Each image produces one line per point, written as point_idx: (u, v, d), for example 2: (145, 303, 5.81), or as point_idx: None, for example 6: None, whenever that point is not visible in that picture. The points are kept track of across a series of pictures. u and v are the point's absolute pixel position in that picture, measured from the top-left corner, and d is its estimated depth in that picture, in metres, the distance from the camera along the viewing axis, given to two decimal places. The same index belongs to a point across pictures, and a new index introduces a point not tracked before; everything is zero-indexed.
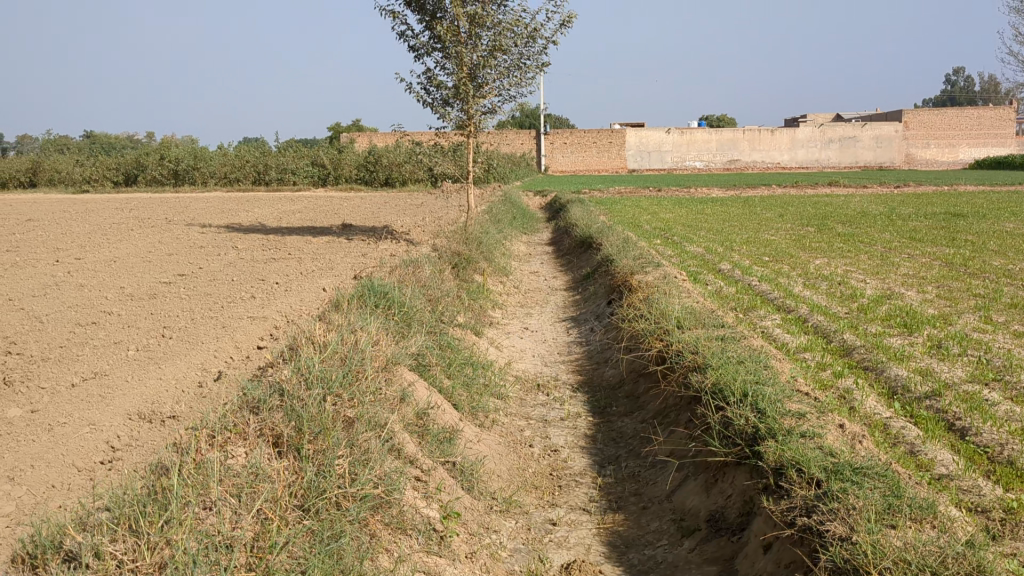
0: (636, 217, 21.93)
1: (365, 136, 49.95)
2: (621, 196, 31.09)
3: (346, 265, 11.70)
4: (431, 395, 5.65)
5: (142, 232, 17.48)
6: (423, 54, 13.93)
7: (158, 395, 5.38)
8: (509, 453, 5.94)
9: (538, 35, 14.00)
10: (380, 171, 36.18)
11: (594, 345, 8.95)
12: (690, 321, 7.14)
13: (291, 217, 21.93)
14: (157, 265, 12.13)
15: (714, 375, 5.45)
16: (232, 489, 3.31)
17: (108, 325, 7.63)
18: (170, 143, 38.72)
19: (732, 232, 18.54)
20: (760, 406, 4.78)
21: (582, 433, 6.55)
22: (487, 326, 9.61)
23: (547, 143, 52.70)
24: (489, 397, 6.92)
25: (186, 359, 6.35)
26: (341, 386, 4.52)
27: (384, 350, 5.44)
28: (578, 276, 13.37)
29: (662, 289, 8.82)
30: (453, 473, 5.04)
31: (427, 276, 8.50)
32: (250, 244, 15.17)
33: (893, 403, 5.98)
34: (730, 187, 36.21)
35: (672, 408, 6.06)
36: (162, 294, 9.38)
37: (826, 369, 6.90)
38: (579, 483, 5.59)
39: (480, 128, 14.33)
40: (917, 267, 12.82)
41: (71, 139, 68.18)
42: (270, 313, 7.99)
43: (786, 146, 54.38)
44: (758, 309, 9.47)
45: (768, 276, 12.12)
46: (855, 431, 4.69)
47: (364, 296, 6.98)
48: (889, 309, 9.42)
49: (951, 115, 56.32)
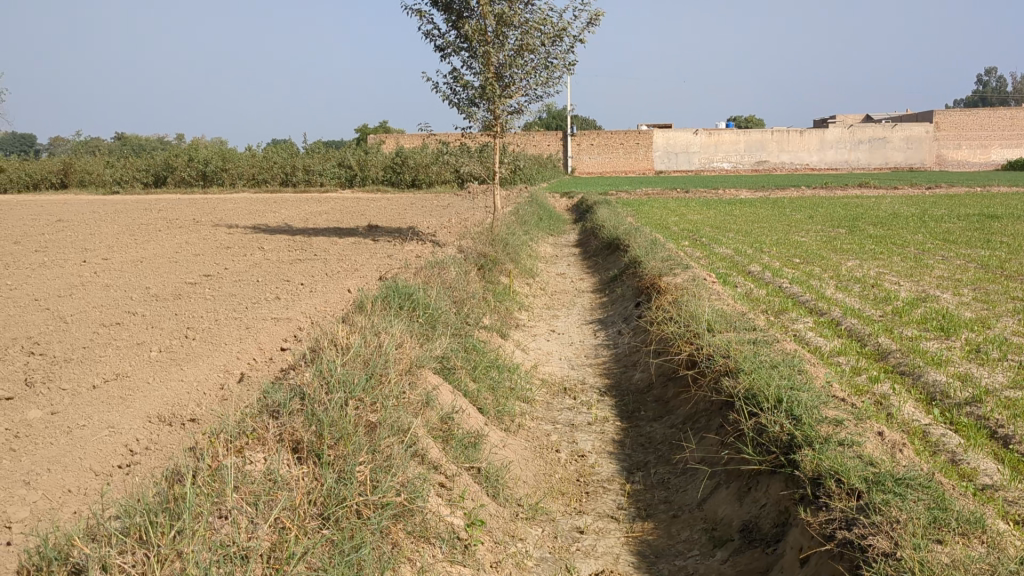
0: (664, 219, 21.73)
1: (392, 137, 50.03)
2: (649, 198, 30.91)
3: (372, 266, 11.63)
4: (456, 399, 5.52)
5: (169, 232, 17.51)
6: (449, 54, 13.83)
7: (179, 398, 5.30)
8: (535, 458, 5.81)
9: (565, 34, 13.86)
10: (407, 172, 36.21)
11: (622, 347, 8.80)
12: (721, 324, 6.98)
13: (317, 218, 21.90)
14: (182, 266, 12.11)
15: (747, 380, 5.28)
16: (248, 497, 3.21)
17: (132, 326, 7.57)
18: (199, 145, 38.87)
19: (762, 234, 18.31)
20: (795, 412, 4.62)
21: (611, 438, 6.40)
22: (513, 328, 9.49)
23: (574, 145, 52.43)
24: (515, 400, 6.79)
25: (208, 360, 6.27)
26: (364, 390, 4.41)
27: (408, 353, 5.32)
28: (605, 277, 13.22)
29: (691, 291, 8.66)
30: (478, 479, 4.91)
31: (452, 277, 8.39)
32: (276, 245, 15.13)
33: (932, 410, 5.79)
34: (758, 189, 35.87)
35: (703, 413, 5.90)
36: (187, 295, 9.33)
37: (862, 374, 6.71)
38: (607, 489, 5.45)
39: (507, 128, 14.22)
40: (952, 270, 12.56)
41: (102, 141, 68.83)
42: (294, 315, 7.91)
43: (815, 147, 53.91)
44: (789, 312, 9.29)
45: (799, 278, 11.92)
46: (895, 439, 4.51)
47: (389, 297, 6.87)
48: (924, 312, 9.21)
49: (983, 116, 55.60)
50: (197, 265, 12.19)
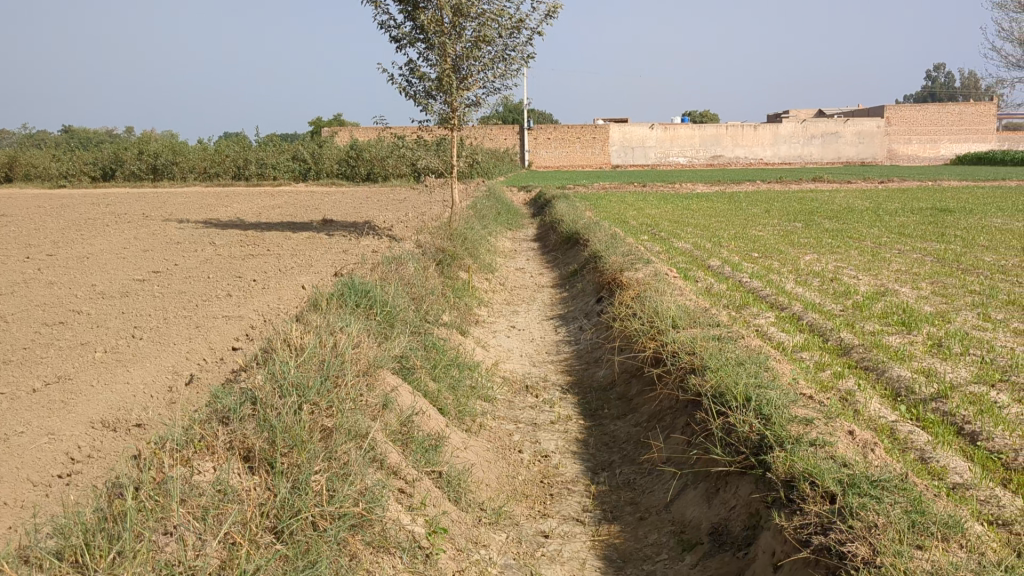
0: (621, 213, 21.69)
1: (347, 130, 49.44)
2: (605, 192, 30.88)
3: (327, 262, 11.37)
4: (415, 400, 5.33)
5: (117, 228, 17.04)
6: (405, 45, 13.60)
7: (124, 401, 5.05)
8: (497, 459, 5.65)
9: (523, 26, 13.69)
10: (362, 166, 36.00)
11: (584, 344, 8.66)
12: (685, 320, 6.86)
13: (271, 212, 21.53)
14: (130, 262, 11.76)
15: (714, 379, 5.15)
16: (196, 511, 3.01)
17: (76, 326, 7.27)
18: (149, 138, 38.07)
19: (719, 228, 18.32)
20: (764, 411, 4.49)
21: (574, 437, 6.26)
22: (473, 325, 9.33)
23: (530, 139, 52.09)
24: (476, 400, 6.63)
25: (156, 361, 6.02)
26: (319, 393, 4.21)
27: (365, 353, 5.12)
28: (564, 272, 13.09)
29: (653, 286, 8.54)
30: (439, 483, 4.74)
31: (410, 273, 8.18)
32: (227, 240, 14.79)
33: (898, 407, 5.72)
34: (714, 183, 35.95)
35: (669, 412, 5.79)
36: (135, 293, 9.02)
37: (826, 369, 6.64)
38: (571, 491, 5.30)
39: (464, 121, 14.03)
40: (908, 263, 12.60)
41: (48, 134, 67.34)
42: (246, 312, 7.67)
43: (769, 142, 54.30)
44: (750, 307, 9.23)
45: (759, 273, 11.87)
46: (866, 438, 4.41)
47: (344, 294, 6.66)
48: (885, 306, 9.19)
49: (933, 111, 56.46)
50: (146, 261, 11.84)
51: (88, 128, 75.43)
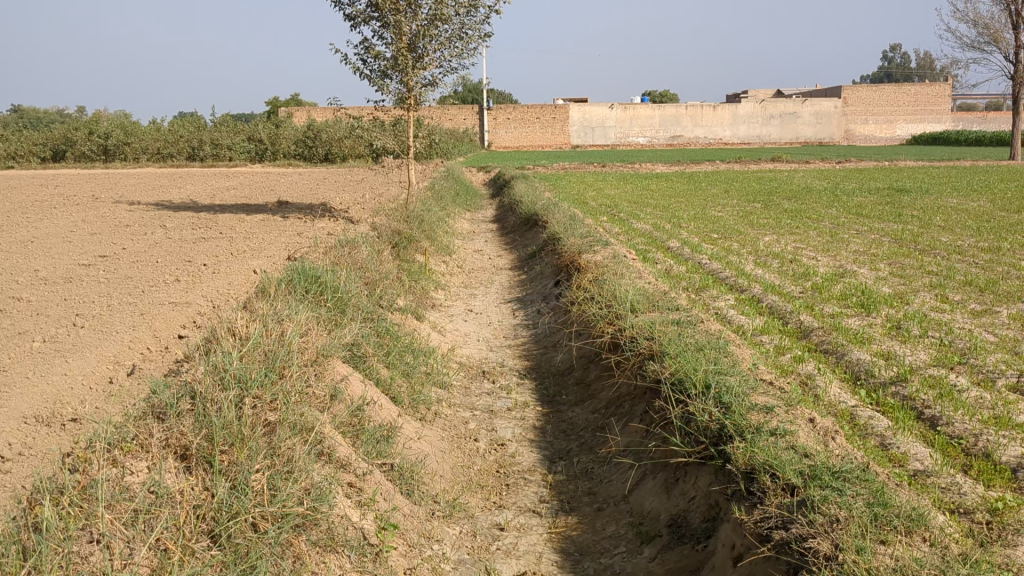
0: (581, 194, 21.56)
1: (304, 110, 48.80)
2: (565, 173, 30.75)
3: (280, 245, 11.13)
4: (365, 389, 5.16)
5: (64, 211, 16.59)
6: (359, 23, 13.32)
7: (60, 395, 4.82)
8: (452, 449, 5.51)
9: (480, 4, 13.46)
10: (320, 146, 35.59)
11: (541, 327, 8.53)
12: (644, 305, 6.75)
13: (225, 194, 21.11)
14: (76, 246, 11.42)
15: (672, 365, 5.04)
16: (124, 517, 2.83)
17: (15, 314, 7.00)
18: (100, 118, 37.24)
19: (679, 209, 18.26)
20: (724, 399, 4.38)
21: (531, 425, 6.14)
22: (429, 309, 9.16)
23: (490, 119, 51.78)
24: (431, 386, 6.47)
25: (96, 351, 5.79)
26: (263, 385, 4.02)
27: (314, 342, 4.94)
28: (523, 254, 12.94)
29: (611, 269, 8.43)
30: (390, 476, 4.57)
31: (364, 256, 7.99)
32: (179, 223, 14.44)
33: (858, 391, 5.65)
34: (674, 163, 35.93)
35: (627, 398, 5.68)
36: (79, 279, 8.74)
37: (785, 353, 6.57)
38: (527, 481, 5.18)
39: (421, 101, 13.80)
40: (866, 244, 12.61)
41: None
42: (194, 298, 7.43)
43: (728, 121, 54.44)
44: (710, 290, 9.16)
45: (718, 255, 11.81)
46: (827, 426, 4.32)
47: (294, 280, 6.46)
48: (843, 287, 9.16)
49: (889, 92, 56.92)
50: (92, 245, 11.50)
51: (38, 108, 73.85)
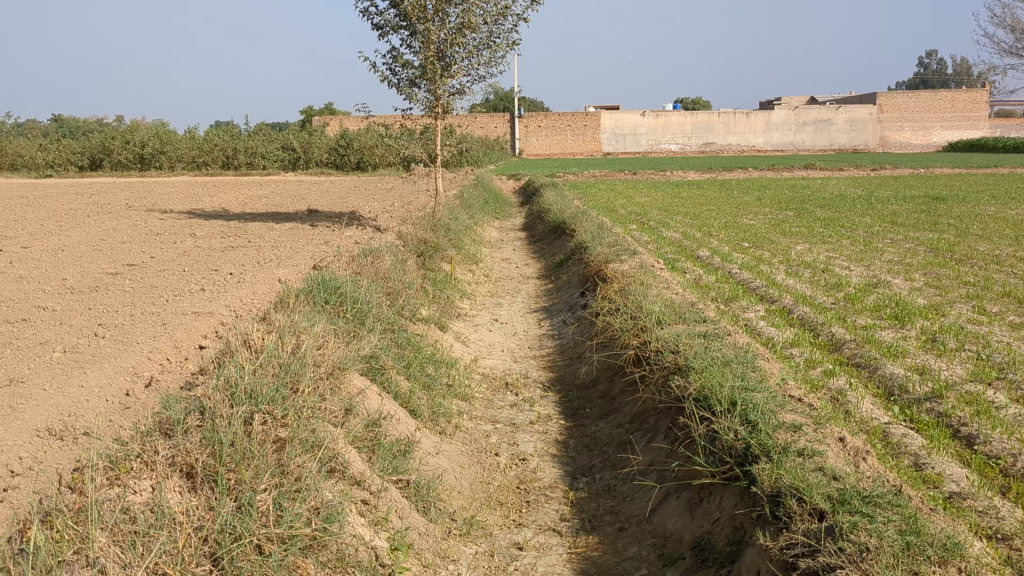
0: (611, 202, 21.40)
1: (336, 119, 49.05)
2: (596, 180, 30.62)
3: (306, 254, 11.08)
4: (383, 403, 5.05)
5: (97, 219, 16.70)
6: (388, 32, 13.29)
7: (74, 407, 4.75)
8: (472, 464, 5.39)
9: (508, 12, 13.37)
10: (352, 155, 35.74)
11: (566, 339, 8.40)
12: (670, 317, 6.59)
13: (256, 202, 21.18)
14: (106, 255, 11.45)
15: (698, 381, 4.89)
16: (123, 541, 2.74)
17: (38, 324, 6.97)
18: (137, 127, 37.63)
19: (710, 217, 18.06)
20: (750, 417, 4.23)
21: (554, 439, 6.00)
22: (454, 319, 9.06)
23: (521, 126, 51.72)
24: (452, 399, 6.36)
25: (115, 362, 5.73)
26: (273, 402, 3.93)
27: (330, 354, 4.84)
28: (550, 263, 12.82)
29: (638, 279, 8.28)
30: (406, 493, 4.46)
31: (387, 266, 7.91)
32: (208, 232, 14.46)
33: (891, 407, 5.47)
34: (706, 170, 35.68)
35: (651, 414, 5.53)
36: (105, 288, 8.72)
37: (816, 367, 6.38)
38: (548, 498, 5.05)
39: (449, 109, 13.73)
40: (901, 253, 12.36)
41: (40, 124, 66.96)
42: (217, 308, 7.38)
43: (761, 128, 54.00)
44: (739, 300, 8.99)
45: (749, 264, 11.62)
46: (858, 445, 4.14)
47: (314, 291, 6.38)
48: (877, 298, 8.95)
49: (925, 98, 56.23)
50: (121, 254, 11.52)
51: (78, 118, 74.93)
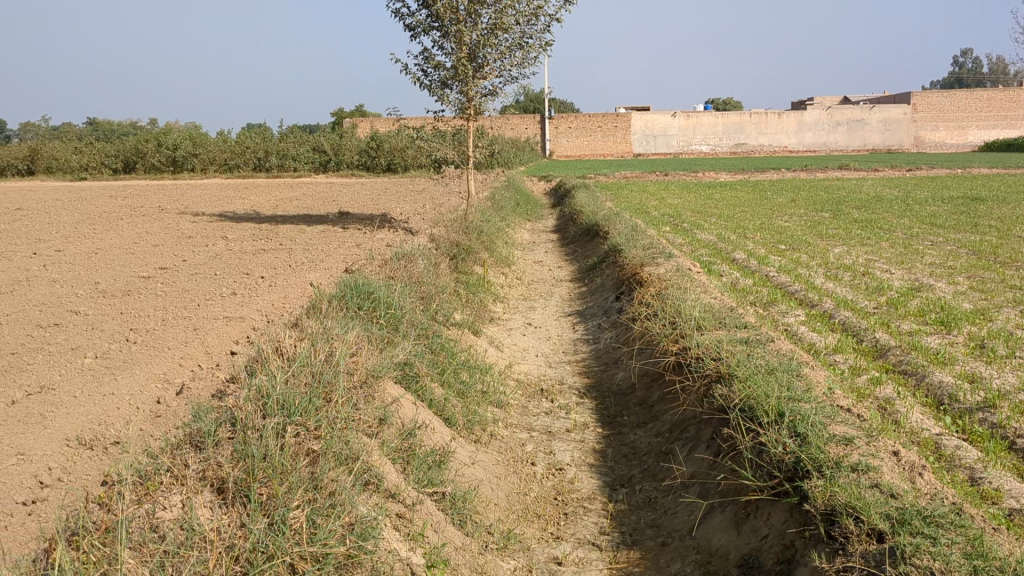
0: (644, 204, 21.19)
1: (367, 121, 49.15)
2: (627, 181, 30.46)
3: (338, 258, 11.02)
4: (417, 412, 4.94)
5: (130, 222, 16.78)
6: (419, 33, 13.20)
7: (104, 415, 4.68)
8: (508, 475, 5.27)
9: (541, 13, 13.24)
10: (382, 156, 35.81)
11: (602, 343, 8.25)
12: (710, 323, 6.42)
13: (288, 204, 21.19)
14: (139, 258, 11.45)
15: (742, 390, 4.73)
16: (150, 562, 2.64)
17: (70, 328, 6.93)
18: (170, 130, 37.83)
19: (744, 218, 17.83)
20: (799, 429, 4.06)
21: (591, 448, 5.86)
22: (487, 323, 8.94)
23: (551, 128, 51.55)
24: (486, 406, 6.24)
25: (146, 369, 5.66)
26: (307, 412, 3.82)
27: (364, 362, 4.73)
28: (584, 265, 12.68)
29: (675, 283, 8.12)
30: (442, 506, 4.34)
31: (420, 269, 7.79)
32: (240, 234, 14.43)
33: (942, 417, 5.27)
34: (737, 171, 35.34)
35: (692, 423, 5.38)
36: (137, 292, 8.69)
37: (862, 375, 6.19)
38: (587, 510, 4.91)
39: (481, 111, 13.62)
40: (942, 255, 12.09)
41: (75, 126, 67.70)
42: (248, 313, 7.31)
43: (793, 129, 53.51)
44: (778, 305, 8.80)
45: (787, 267, 11.40)
46: (913, 459, 3.96)
47: (347, 296, 6.27)
48: (920, 303, 8.72)
49: (960, 98, 55.50)
50: (153, 257, 11.51)
51: (112, 121, 75.65)
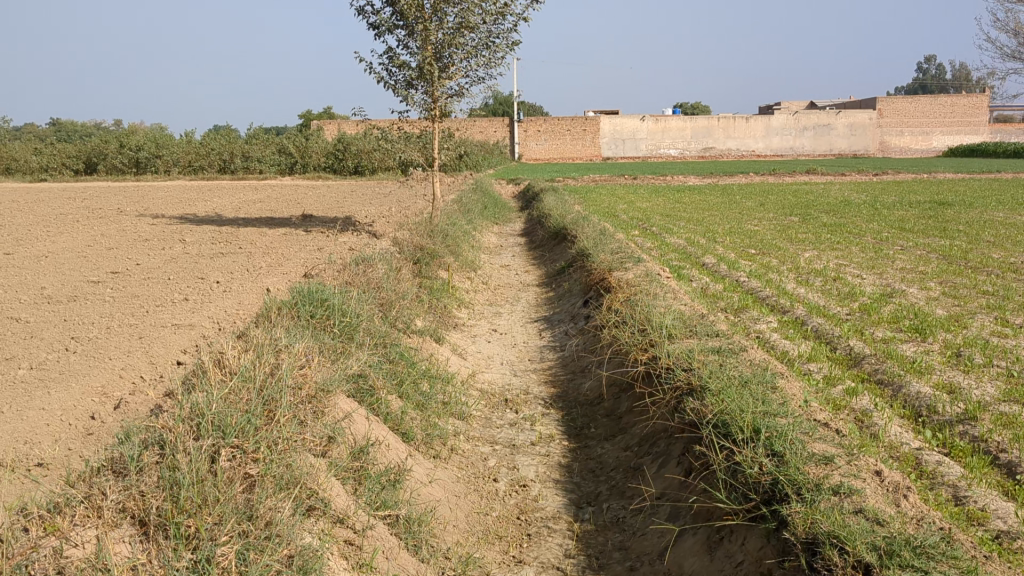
0: (612, 207, 21.00)
1: (334, 123, 48.65)
2: (596, 184, 30.26)
3: (298, 262, 10.67)
4: (370, 428, 4.63)
5: (87, 224, 16.32)
6: (384, 32, 12.89)
7: (31, 433, 4.31)
8: (468, 493, 4.98)
9: (508, 12, 12.96)
10: (349, 159, 35.34)
11: (569, 351, 7.99)
12: (682, 331, 6.18)
13: (251, 207, 20.73)
14: (90, 262, 11.04)
15: (715, 404, 4.47)
16: None
17: (7, 337, 6.55)
18: (134, 130, 37.15)
19: (713, 222, 17.69)
20: (776, 448, 3.79)
21: (557, 463, 5.59)
22: (451, 330, 8.65)
23: (520, 131, 51.30)
24: (447, 418, 5.96)
25: (83, 381, 5.30)
26: (244, 433, 3.50)
27: (314, 375, 4.41)
28: (551, 270, 12.41)
29: (645, 289, 7.88)
30: (395, 530, 4.03)
31: (380, 274, 7.49)
32: (199, 237, 14.03)
33: (922, 431, 5.04)
34: (706, 175, 35.18)
35: (662, 438, 5.12)
36: (84, 298, 8.30)
37: (836, 385, 5.95)
38: (551, 531, 4.63)
39: (447, 112, 13.33)
40: (913, 260, 11.94)
41: (37, 127, 66.61)
42: (199, 320, 6.96)
43: (760, 133, 53.65)
44: (750, 311, 8.59)
45: (757, 272, 11.21)
46: (897, 479, 3.71)
47: (300, 303, 5.95)
48: (894, 309, 8.53)
49: (925, 103, 55.98)
50: (106, 261, 11.08)
51: (76, 122, 74.49)
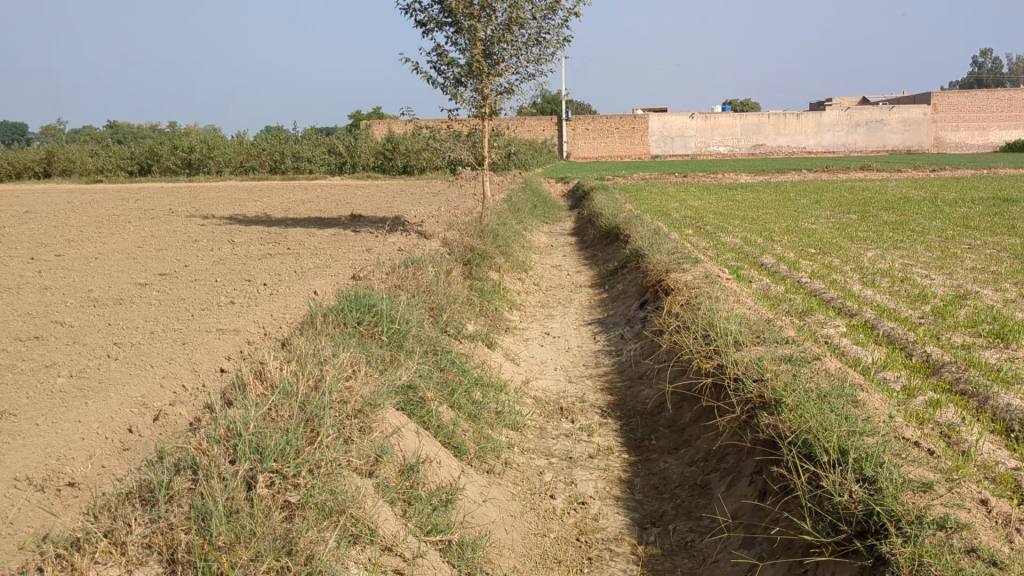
0: (664, 206, 20.58)
1: (383, 123, 48.69)
2: (646, 183, 29.75)
3: (347, 263, 10.44)
4: (420, 444, 4.33)
5: (139, 225, 16.29)
6: (432, 29, 12.63)
7: (66, 447, 4.06)
8: (524, 512, 4.68)
9: (559, 7, 12.63)
10: (398, 158, 35.24)
11: (626, 357, 7.65)
12: (750, 339, 5.80)
13: (301, 207, 20.67)
14: (138, 264, 10.93)
15: (795, 422, 4.11)
16: None
17: (49, 343, 6.37)
18: (187, 132, 37.48)
19: (769, 220, 17.20)
20: (868, 473, 3.44)
21: (617, 477, 5.25)
22: (502, 334, 8.36)
23: (568, 130, 50.83)
24: (500, 430, 5.66)
25: (122, 391, 5.07)
26: (284, 456, 3.24)
27: (361, 388, 4.12)
28: (604, 270, 12.06)
29: (706, 291, 7.49)
30: (447, 557, 3.70)
31: (430, 277, 7.21)
32: (248, 238, 13.88)
33: (1018, 448, 4.61)
34: (758, 173, 34.48)
35: (733, 455, 4.76)
36: (130, 302, 8.13)
37: (917, 397, 5.54)
38: (614, 554, 4.31)
39: (496, 110, 13.04)
40: (983, 260, 11.39)
41: (95, 129, 67.86)
42: (243, 325, 6.73)
43: (812, 130, 52.71)
44: (816, 314, 8.18)
45: (820, 272, 10.76)
46: (1005, 509, 3.32)
47: (346, 309, 5.69)
48: (970, 312, 8.05)
49: (982, 98, 54.58)
50: (154, 263, 10.96)
51: (133, 124, 75.64)
